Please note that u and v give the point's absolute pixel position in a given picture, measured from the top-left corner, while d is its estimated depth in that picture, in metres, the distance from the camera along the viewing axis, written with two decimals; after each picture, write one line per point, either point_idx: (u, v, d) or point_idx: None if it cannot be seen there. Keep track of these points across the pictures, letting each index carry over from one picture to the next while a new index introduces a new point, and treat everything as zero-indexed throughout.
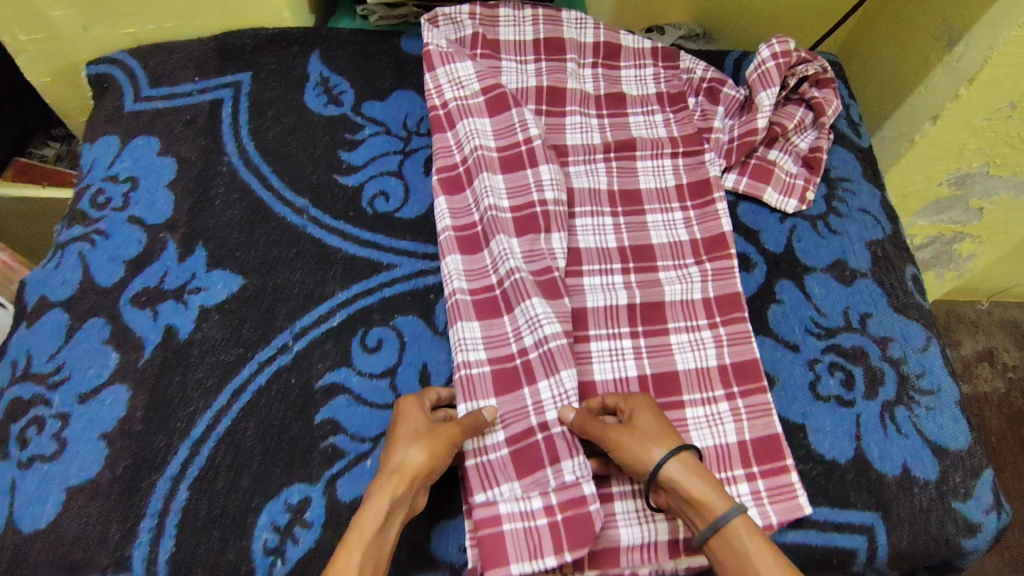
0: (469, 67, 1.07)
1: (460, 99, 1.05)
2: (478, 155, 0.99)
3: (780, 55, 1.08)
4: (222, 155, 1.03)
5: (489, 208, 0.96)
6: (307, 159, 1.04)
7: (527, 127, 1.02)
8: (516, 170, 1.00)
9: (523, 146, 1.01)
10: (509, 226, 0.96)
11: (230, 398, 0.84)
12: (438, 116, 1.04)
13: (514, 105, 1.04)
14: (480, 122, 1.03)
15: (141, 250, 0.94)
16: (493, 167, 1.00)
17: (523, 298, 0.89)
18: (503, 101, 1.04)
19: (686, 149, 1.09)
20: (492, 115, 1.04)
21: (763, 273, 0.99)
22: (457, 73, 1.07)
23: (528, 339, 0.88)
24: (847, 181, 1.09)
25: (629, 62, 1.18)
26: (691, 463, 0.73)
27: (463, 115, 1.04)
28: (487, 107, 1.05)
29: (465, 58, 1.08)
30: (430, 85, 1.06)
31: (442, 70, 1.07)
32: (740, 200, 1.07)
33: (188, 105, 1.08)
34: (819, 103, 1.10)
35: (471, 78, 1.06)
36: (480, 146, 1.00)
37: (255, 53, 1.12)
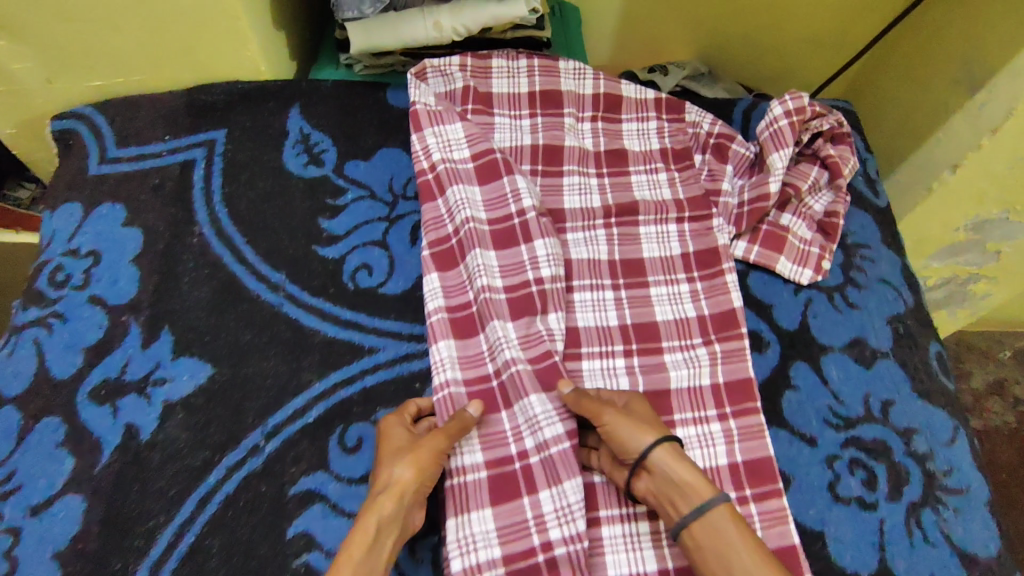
0: (459, 129, 1.00)
1: (449, 163, 0.98)
2: (472, 229, 0.92)
3: (793, 112, 1.00)
4: (192, 225, 0.96)
5: (481, 290, 0.89)
6: (283, 229, 0.97)
7: (520, 197, 0.95)
8: (510, 247, 0.94)
9: (516, 219, 0.94)
10: (504, 309, 0.89)
11: (194, 510, 0.77)
12: (426, 182, 0.97)
13: (506, 172, 0.97)
14: (470, 190, 0.97)
15: (101, 336, 0.87)
16: (485, 243, 0.93)
17: (521, 395, 0.83)
18: (494, 168, 0.98)
19: (692, 213, 1.01)
20: (482, 184, 0.97)
21: (777, 354, 0.92)
22: (447, 135, 1.00)
23: (529, 441, 0.82)
24: (865, 248, 1.02)
25: (631, 114, 1.10)
26: (678, 452, 0.75)
27: (453, 180, 0.96)
28: (476, 175, 0.98)
29: (455, 119, 1.01)
30: (417, 144, 0.99)
31: (431, 132, 1.00)
32: (751, 269, 0.99)
33: (157, 168, 1.01)
34: (835, 163, 1.02)
35: (460, 142, 1.00)
36: (471, 219, 0.93)
37: (227, 110, 1.05)
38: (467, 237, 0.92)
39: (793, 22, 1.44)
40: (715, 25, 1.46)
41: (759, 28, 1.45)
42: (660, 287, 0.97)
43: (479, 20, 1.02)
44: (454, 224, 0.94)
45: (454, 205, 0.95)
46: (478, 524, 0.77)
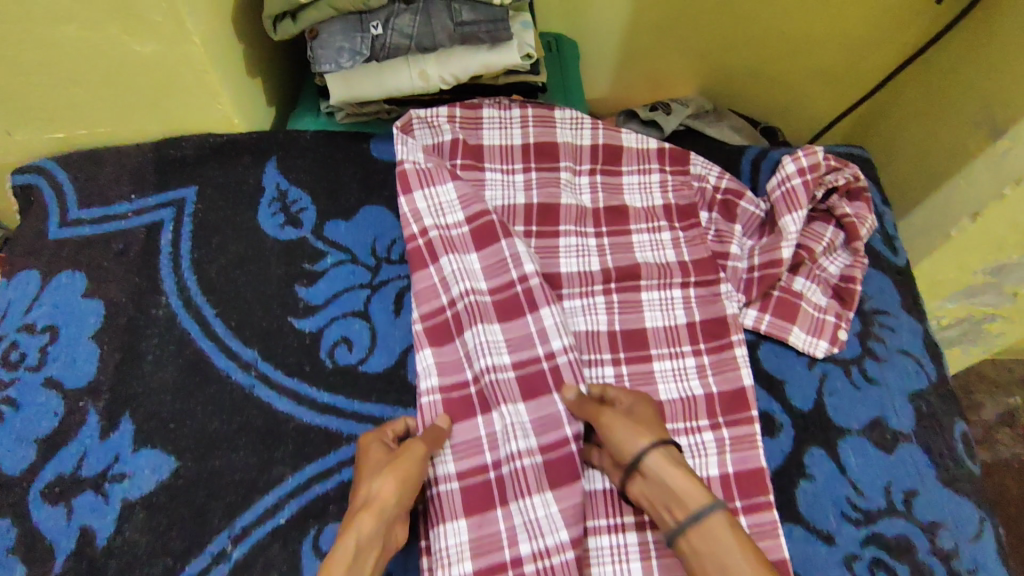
0: (451, 191, 0.93)
1: (441, 228, 0.91)
2: (472, 303, 0.86)
3: (807, 170, 0.93)
4: (158, 295, 0.89)
5: (486, 372, 0.83)
6: (257, 301, 0.90)
7: (520, 262, 0.88)
8: (514, 318, 0.86)
9: (518, 286, 0.87)
10: (514, 390, 0.83)
11: None
12: (417, 249, 0.89)
13: (504, 235, 0.90)
14: (468, 257, 0.90)
15: (56, 424, 0.80)
16: (488, 316, 0.86)
17: (523, 494, 0.78)
18: (491, 230, 0.90)
19: (698, 278, 0.93)
20: (479, 249, 0.90)
21: (791, 437, 0.85)
22: (438, 199, 0.93)
23: (526, 547, 0.75)
24: (884, 314, 0.95)
25: (631, 166, 1.03)
26: (674, 456, 0.67)
27: (448, 249, 0.90)
28: (473, 238, 0.91)
29: (446, 178, 0.94)
30: (405, 208, 0.91)
31: (421, 194, 0.93)
32: (761, 339, 0.92)
33: (122, 231, 0.94)
34: (852, 224, 0.95)
35: (453, 205, 0.92)
36: (471, 291, 0.87)
37: (199, 165, 0.98)
38: (466, 313, 0.85)
39: (801, 56, 1.37)
40: (719, 59, 1.39)
41: (765, 60, 1.39)
42: (665, 361, 0.89)
43: (468, 68, 0.95)
44: (449, 296, 0.87)
45: (451, 276, 0.88)
46: None
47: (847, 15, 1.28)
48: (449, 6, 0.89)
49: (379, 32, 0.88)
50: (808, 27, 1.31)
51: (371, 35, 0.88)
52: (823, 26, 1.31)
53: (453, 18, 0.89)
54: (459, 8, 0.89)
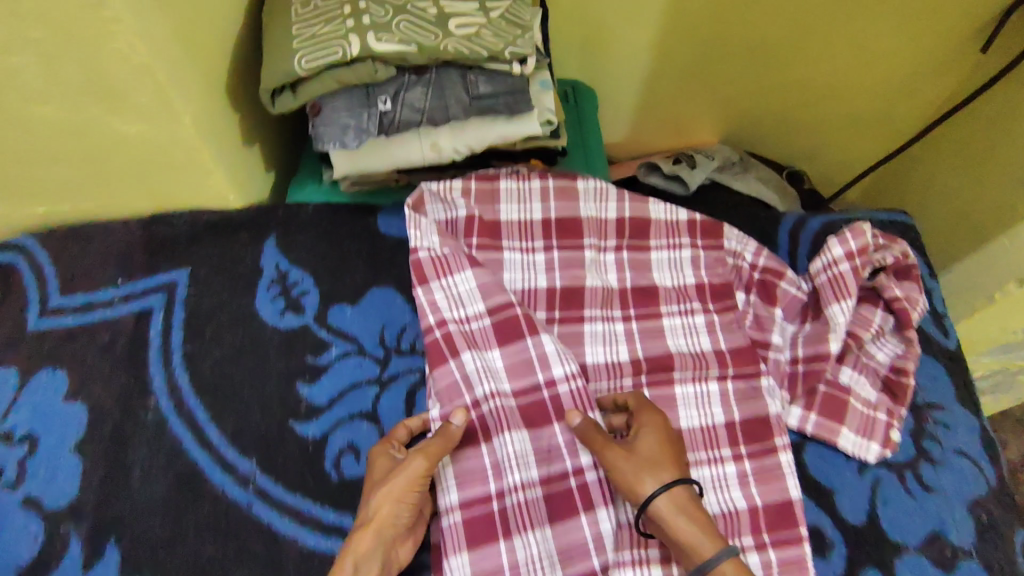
0: (470, 279, 0.85)
1: (460, 323, 0.84)
2: (497, 408, 0.79)
3: (856, 254, 0.85)
4: (148, 397, 0.81)
5: (513, 491, 0.76)
6: (255, 402, 0.82)
7: (548, 364, 0.82)
8: (540, 427, 0.80)
9: (546, 392, 0.81)
10: (543, 511, 0.76)
11: None
12: (435, 344, 0.81)
13: (530, 331, 0.83)
14: (490, 355, 0.83)
15: (35, 552, 0.73)
16: (514, 422, 0.79)
17: None
18: (516, 325, 0.83)
19: (736, 370, 0.86)
20: (502, 345, 0.83)
21: (843, 558, 0.77)
22: (456, 289, 0.85)
23: None
24: (937, 408, 0.88)
25: (661, 240, 0.95)
26: (681, 500, 0.69)
27: (470, 344, 0.82)
28: (495, 333, 0.84)
29: (465, 265, 0.86)
30: (422, 298, 0.84)
31: (438, 284, 0.85)
32: (807, 441, 0.84)
33: (108, 321, 0.86)
34: (904, 311, 0.87)
35: (472, 294, 0.85)
36: (495, 394, 0.80)
37: (192, 244, 0.90)
38: (489, 420, 0.78)
39: (834, 100, 1.29)
40: (747, 103, 1.31)
41: (793, 106, 1.31)
42: (703, 469, 0.81)
43: (484, 140, 0.86)
44: (471, 396, 0.79)
45: (473, 373, 0.80)
46: None
47: (884, 61, 1.20)
48: (464, 78, 0.81)
49: (388, 107, 0.80)
50: (842, 71, 1.23)
51: (379, 110, 0.80)
52: (855, 73, 1.23)
53: (469, 91, 0.81)
54: (475, 79, 0.81)
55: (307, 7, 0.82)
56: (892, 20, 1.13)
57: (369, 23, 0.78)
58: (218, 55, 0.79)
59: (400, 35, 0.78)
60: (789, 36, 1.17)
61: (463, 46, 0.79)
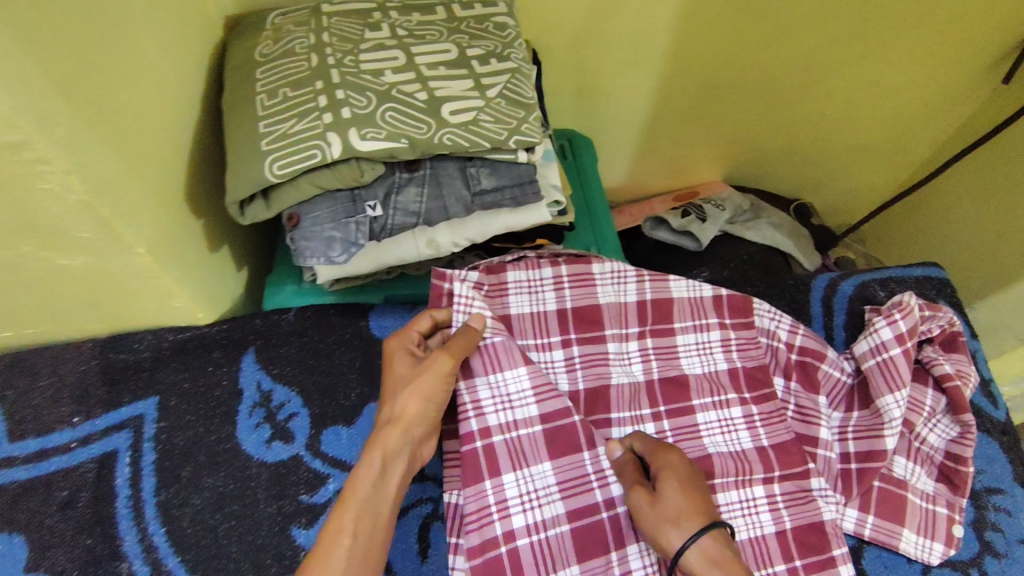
0: (522, 377, 0.76)
1: (507, 429, 0.74)
2: (544, 540, 0.72)
3: (908, 335, 0.78)
4: (119, 562, 0.70)
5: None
6: (245, 558, 0.71)
7: (606, 481, 0.75)
8: (589, 559, 0.72)
9: (604, 514, 0.73)
10: None
11: None
12: (476, 457, 0.72)
13: (586, 442, 0.75)
14: (542, 468, 0.74)
15: None
16: (563, 556, 0.72)
17: None
18: (572, 437, 0.75)
19: (784, 471, 0.78)
20: (553, 458, 0.75)
21: None
22: (506, 389, 0.76)
23: None
24: (998, 493, 0.81)
25: (686, 321, 0.85)
26: (715, 554, 0.61)
27: (516, 461, 0.73)
28: (546, 444, 0.75)
29: (517, 361, 0.76)
30: (467, 398, 0.74)
31: (485, 381, 0.75)
32: (865, 544, 0.77)
33: (66, 471, 0.74)
34: (958, 394, 0.79)
35: (525, 397, 0.76)
36: (541, 520, 0.72)
37: (157, 368, 0.79)
38: (532, 553, 0.71)
39: (842, 131, 1.21)
40: (751, 139, 1.23)
41: (800, 141, 1.23)
42: None
43: (486, 233, 0.76)
44: (508, 526, 0.71)
45: (514, 499, 0.72)
46: None
47: (896, 91, 1.13)
48: (463, 171, 0.71)
49: (377, 213, 0.70)
50: (853, 102, 1.15)
51: (367, 217, 0.69)
52: (864, 108, 1.16)
53: (470, 186, 0.71)
54: (476, 173, 0.72)
55: (275, 98, 0.70)
56: (902, 54, 1.06)
57: (350, 116, 0.68)
58: (169, 168, 0.68)
59: (387, 130, 0.67)
60: (795, 74, 1.09)
61: (461, 136, 0.69)
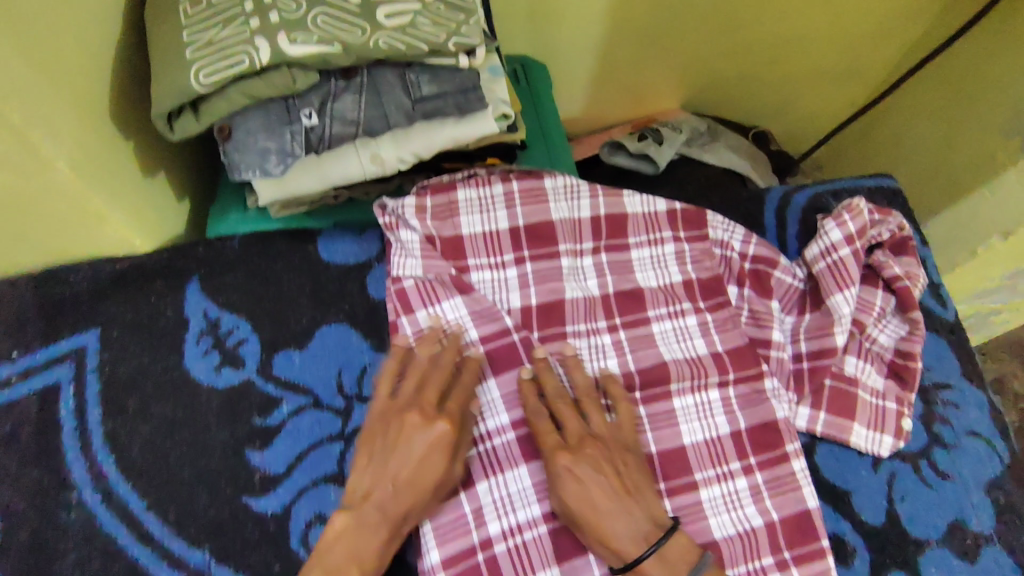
0: (460, 305, 0.77)
1: None
2: (491, 449, 0.73)
3: (856, 236, 0.78)
4: (68, 491, 0.69)
5: (511, 533, 0.70)
6: (199, 484, 0.70)
7: None
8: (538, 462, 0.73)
9: None
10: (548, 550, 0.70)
11: None
12: None
13: (527, 357, 0.76)
14: (486, 385, 0.75)
15: None
16: (513, 458, 0.73)
17: None
18: (513, 352, 0.76)
19: (738, 374, 0.78)
20: (498, 373, 0.76)
21: (865, 563, 0.73)
22: (445, 319, 0.76)
23: None
24: (947, 388, 0.83)
25: (640, 236, 0.85)
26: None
27: None
28: (491, 362, 0.76)
29: (453, 292, 0.77)
30: (408, 329, 0.76)
31: (425, 314, 0.76)
32: (818, 441, 0.78)
33: (7, 406, 0.71)
34: (908, 292, 0.81)
35: (463, 322, 0.77)
36: (489, 434, 0.74)
37: (97, 300, 0.76)
38: (480, 463, 0.72)
39: (798, 54, 1.21)
40: (708, 64, 1.21)
41: (755, 65, 1.22)
42: (713, 488, 0.74)
43: (433, 147, 0.74)
44: None
45: None
46: None
47: (850, 10, 1.12)
48: (403, 78, 0.69)
49: (314, 122, 0.67)
50: (808, 24, 1.14)
51: (303, 126, 0.67)
52: (818, 29, 1.15)
53: (411, 93, 0.69)
54: (416, 79, 0.70)
55: (198, 7, 0.67)
56: None
57: (278, 21, 0.64)
58: (92, 82, 0.65)
59: (318, 34, 0.64)
60: None
61: (398, 42, 0.66)
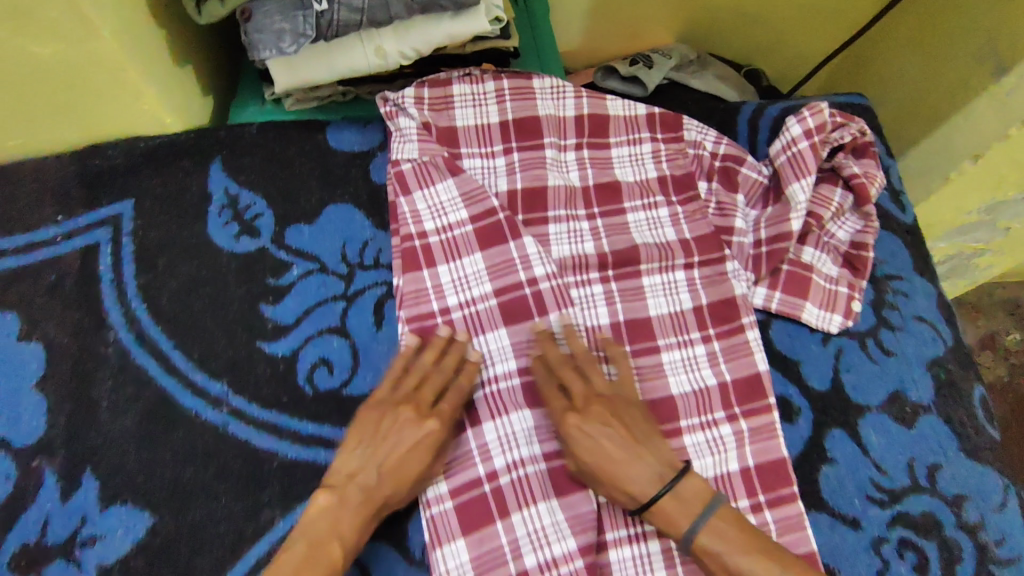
0: (452, 188, 0.86)
1: (442, 231, 0.84)
2: (475, 313, 0.82)
3: (814, 131, 0.86)
4: (105, 331, 0.79)
5: (488, 382, 0.79)
6: (220, 330, 0.80)
7: (530, 265, 0.83)
8: (515, 323, 0.81)
9: (527, 290, 0.82)
10: (519, 398, 0.78)
11: None
12: (412, 251, 0.83)
13: (512, 236, 0.84)
14: (474, 259, 0.84)
15: (9, 491, 0.72)
16: (493, 321, 0.81)
17: (527, 503, 0.74)
18: (499, 230, 0.84)
19: (702, 257, 0.86)
20: (484, 249, 0.84)
21: (810, 422, 0.81)
22: (439, 199, 0.85)
23: (531, 559, 0.71)
24: (897, 279, 0.90)
25: (620, 136, 0.93)
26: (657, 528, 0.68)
27: (450, 254, 0.84)
28: (478, 238, 0.84)
29: (446, 174, 0.86)
30: (406, 208, 0.84)
31: (421, 195, 0.85)
32: (773, 318, 0.86)
33: (54, 260, 0.82)
34: (862, 186, 0.88)
35: (455, 203, 0.85)
36: (475, 300, 0.82)
37: (132, 174, 0.86)
38: (465, 324, 0.81)
39: None
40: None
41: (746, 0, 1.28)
42: (673, 353, 0.83)
43: (431, 41, 0.82)
44: (443, 303, 0.82)
45: (447, 284, 0.82)
46: None
47: None
48: None
49: (324, 7, 0.76)
50: None
51: (315, 11, 0.76)
52: None
53: None
54: None
55: None
56: None
57: None
58: None
59: None
60: None
61: None
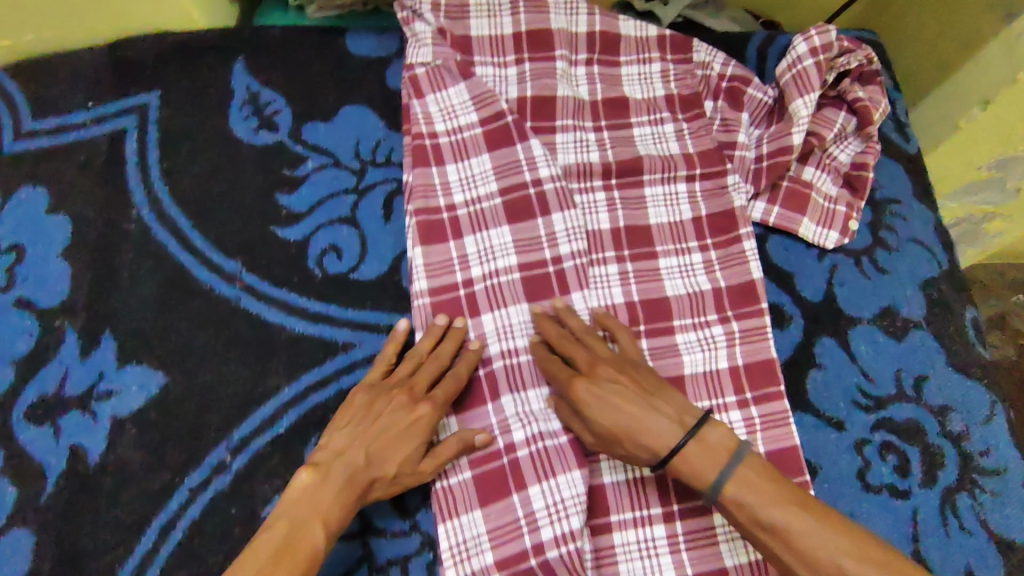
0: (463, 92, 0.88)
1: (453, 132, 0.87)
2: (480, 210, 0.84)
3: (820, 50, 0.88)
4: (129, 208, 0.84)
5: (490, 275, 0.82)
6: (236, 213, 0.84)
7: (535, 166, 0.85)
8: (517, 221, 0.84)
9: (531, 189, 0.84)
10: (519, 290, 0.81)
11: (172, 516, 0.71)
12: (422, 149, 0.86)
13: (519, 139, 0.86)
14: (481, 159, 0.86)
15: (34, 345, 0.77)
16: (497, 219, 0.84)
17: (518, 386, 0.78)
18: (506, 133, 0.87)
19: (705, 170, 0.88)
20: (492, 150, 0.87)
21: (800, 329, 0.84)
22: (450, 102, 0.88)
23: (519, 434, 0.75)
24: (896, 203, 0.92)
25: (630, 55, 0.95)
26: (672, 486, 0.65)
27: (459, 154, 0.87)
28: (486, 140, 0.87)
29: (458, 78, 0.89)
30: (417, 109, 0.87)
31: (433, 97, 0.88)
32: (770, 233, 0.89)
33: (84, 142, 0.86)
34: (865, 108, 0.89)
35: (466, 106, 0.88)
36: (480, 198, 0.85)
37: (159, 66, 0.90)
38: (469, 221, 0.84)
39: None
40: None
41: None
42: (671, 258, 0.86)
43: None
44: (450, 200, 0.84)
45: (455, 182, 0.85)
46: (466, 525, 0.72)
47: None
48: None
49: None
50: None
51: None
52: None
53: None
54: None
55: None
56: None
57: None
58: None
59: None
60: None
61: None
